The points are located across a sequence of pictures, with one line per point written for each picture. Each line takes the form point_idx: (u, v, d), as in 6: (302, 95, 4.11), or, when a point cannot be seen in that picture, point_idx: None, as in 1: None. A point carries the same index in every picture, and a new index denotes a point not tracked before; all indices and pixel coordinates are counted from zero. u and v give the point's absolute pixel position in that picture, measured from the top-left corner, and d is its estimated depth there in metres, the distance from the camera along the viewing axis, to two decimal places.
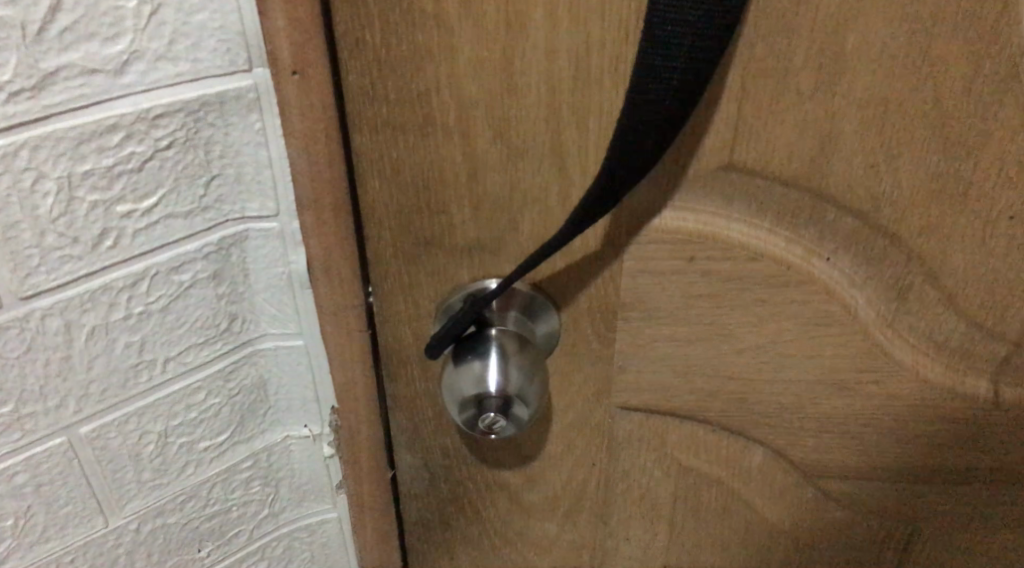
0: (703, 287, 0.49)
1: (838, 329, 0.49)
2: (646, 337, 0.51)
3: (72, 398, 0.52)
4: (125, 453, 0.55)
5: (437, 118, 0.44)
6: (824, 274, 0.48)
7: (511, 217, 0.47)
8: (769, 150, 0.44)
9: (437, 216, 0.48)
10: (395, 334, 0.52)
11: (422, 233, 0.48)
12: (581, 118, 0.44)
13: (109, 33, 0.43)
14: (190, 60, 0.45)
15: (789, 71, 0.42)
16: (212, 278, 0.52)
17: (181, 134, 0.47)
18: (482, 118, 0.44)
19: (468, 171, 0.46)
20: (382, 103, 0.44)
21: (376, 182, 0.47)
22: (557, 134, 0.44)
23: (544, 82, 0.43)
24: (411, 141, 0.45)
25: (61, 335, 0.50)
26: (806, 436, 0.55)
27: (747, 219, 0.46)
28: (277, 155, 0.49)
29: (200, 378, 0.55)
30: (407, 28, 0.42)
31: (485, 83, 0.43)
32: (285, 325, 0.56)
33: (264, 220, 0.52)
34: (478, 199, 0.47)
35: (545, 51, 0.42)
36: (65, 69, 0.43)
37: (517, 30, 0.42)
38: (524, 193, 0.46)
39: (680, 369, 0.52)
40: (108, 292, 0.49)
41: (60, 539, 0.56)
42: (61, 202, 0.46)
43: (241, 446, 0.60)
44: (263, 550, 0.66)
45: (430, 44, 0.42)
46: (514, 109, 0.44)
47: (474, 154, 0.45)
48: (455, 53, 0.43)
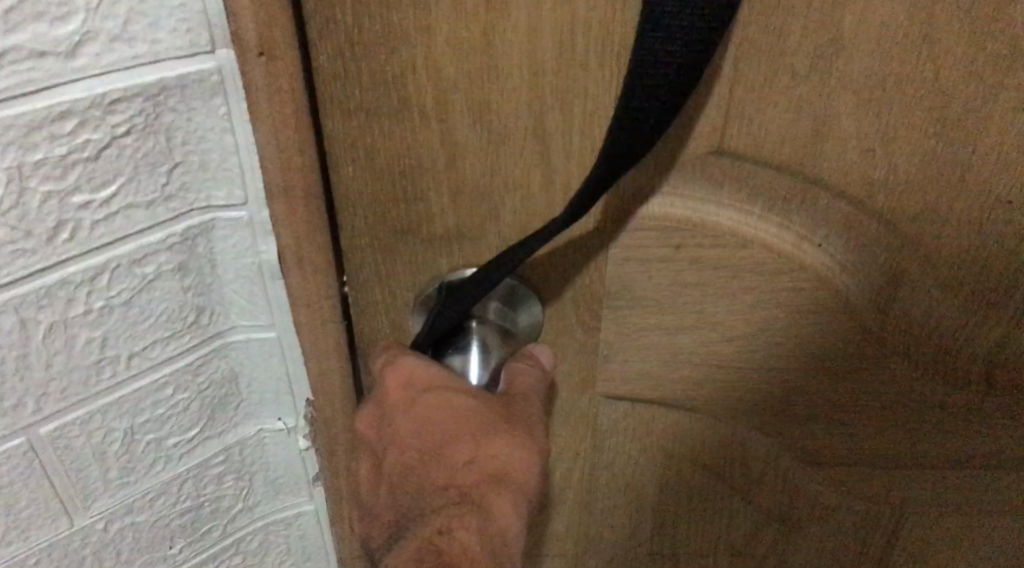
0: (691, 275, 0.47)
1: (828, 315, 0.48)
2: (632, 326, 0.50)
3: (30, 398, 0.50)
4: (89, 452, 0.53)
5: (414, 103, 0.42)
6: (815, 260, 0.46)
7: (491, 204, 0.46)
8: (761, 133, 0.42)
9: (415, 204, 0.46)
10: (372, 325, 0.51)
11: (400, 221, 0.47)
12: (565, 101, 0.42)
13: (58, 13, 0.41)
14: (148, 41, 0.43)
15: (784, 53, 0.40)
16: (177, 270, 0.50)
17: (140, 120, 0.45)
18: (460, 103, 0.42)
19: (447, 157, 0.44)
20: (355, 88, 0.42)
21: (351, 170, 0.45)
22: (540, 118, 0.43)
23: (526, 64, 0.41)
24: (389, 126, 0.43)
25: (17, 333, 0.47)
26: (795, 424, 0.54)
27: (737, 204, 0.45)
28: (244, 141, 0.47)
29: (167, 374, 0.53)
30: (380, 8, 0.40)
31: (463, 65, 0.41)
32: (256, 316, 0.54)
33: (231, 209, 0.50)
34: (458, 187, 0.45)
35: (528, 32, 0.40)
36: (12, 52, 0.40)
37: (498, 9, 0.40)
38: (505, 180, 0.45)
39: (667, 358, 0.51)
40: (66, 287, 0.47)
41: (24, 540, 0.54)
42: (12, 193, 0.44)
43: (213, 441, 0.58)
44: (238, 545, 0.64)
45: (405, 24, 0.40)
46: (494, 92, 0.42)
47: (453, 140, 0.43)
48: (433, 34, 0.41)
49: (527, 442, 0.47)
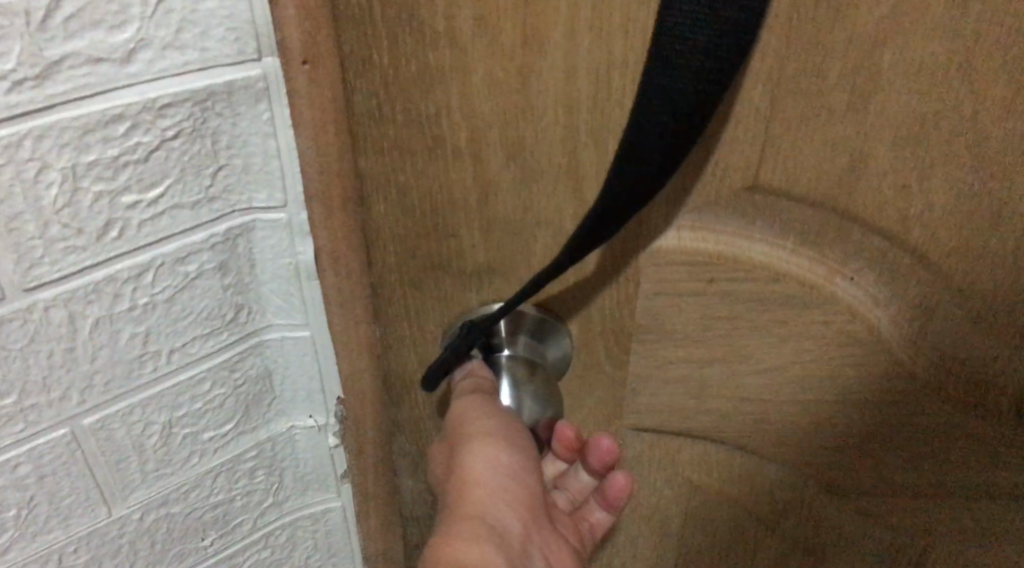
0: (722, 308, 0.48)
1: (861, 349, 0.48)
2: (661, 358, 0.50)
3: (75, 391, 0.52)
4: (129, 444, 0.56)
5: (448, 141, 0.43)
6: (848, 295, 0.46)
7: (522, 238, 0.46)
8: (797, 169, 0.42)
9: (443, 236, 0.47)
10: (400, 354, 0.53)
11: (431, 255, 0.48)
12: (598, 140, 0.42)
13: (114, 21, 0.42)
14: (198, 49, 0.44)
15: (822, 90, 0.40)
16: (218, 269, 0.52)
17: (188, 124, 0.46)
18: (492, 139, 0.43)
19: (479, 194, 0.45)
20: (390, 125, 0.43)
21: (382, 207, 0.46)
22: (570, 156, 0.43)
23: (561, 105, 0.42)
24: (421, 162, 0.44)
25: (65, 327, 0.50)
26: (823, 456, 0.54)
27: (770, 240, 0.45)
28: (286, 147, 0.48)
29: (205, 369, 0.56)
30: (417, 49, 0.41)
31: (498, 103, 0.42)
32: (292, 316, 0.56)
33: (271, 211, 0.51)
34: (489, 223, 0.46)
35: (564, 72, 0.41)
36: (71, 57, 0.42)
37: (534, 51, 0.40)
38: (538, 215, 0.45)
39: (695, 390, 0.52)
40: (113, 283, 0.49)
41: (65, 528, 0.57)
42: (66, 192, 0.46)
43: (246, 436, 0.61)
44: (268, 539, 0.68)
45: (442, 63, 0.41)
46: (528, 131, 0.42)
47: (486, 176, 0.44)
48: (469, 71, 0.41)
49: (467, 457, 0.48)
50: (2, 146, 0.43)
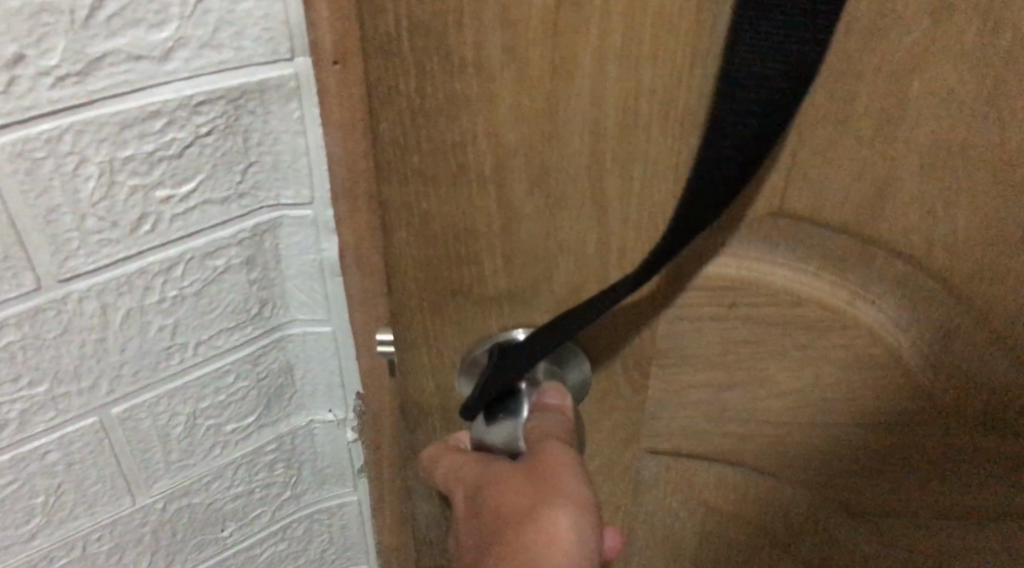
0: (743, 333, 0.47)
1: (880, 372, 0.48)
2: (681, 383, 0.49)
3: (105, 381, 0.55)
4: (155, 434, 0.59)
5: (472, 169, 0.40)
6: (870, 318, 0.46)
7: (545, 268, 0.43)
8: (824, 195, 0.41)
9: (463, 267, 0.43)
10: (417, 382, 0.49)
11: (451, 283, 0.44)
12: (628, 166, 0.39)
13: (155, 20, 0.45)
14: (234, 48, 0.47)
15: (853, 117, 0.39)
16: (245, 263, 0.55)
17: (222, 120, 0.49)
18: (517, 168, 0.39)
19: (502, 223, 0.41)
20: (414, 152, 0.40)
21: (402, 235, 0.43)
22: (601, 188, 0.40)
23: (589, 132, 0.38)
24: (441, 192, 0.41)
25: (97, 318, 0.52)
26: (837, 476, 0.54)
27: (793, 263, 0.45)
28: (314, 143, 0.51)
29: (230, 363, 0.59)
30: (444, 79, 0.38)
31: (525, 131, 0.38)
32: (315, 312, 0.60)
33: (298, 207, 0.54)
34: (511, 251, 0.42)
35: (593, 100, 0.37)
36: (112, 54, 0.45)
37: (563, 78, 0.37)
38: (561, 242, 0.42)
39: (713, 413, 0.51)
40: (145, 276, 0.52)
41: (90, 516, 0.61)
42: (102, 185, 0.48)
43: (266, 429, 0.65)
44: (285, 530, 0.72)
45: (468, 93, 0.38)
46: (554, 159, 0.39)
47: (510, 206, 0.41)
48: (496, 99, 0.38)
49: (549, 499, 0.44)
50: (42, 140, 0.45)
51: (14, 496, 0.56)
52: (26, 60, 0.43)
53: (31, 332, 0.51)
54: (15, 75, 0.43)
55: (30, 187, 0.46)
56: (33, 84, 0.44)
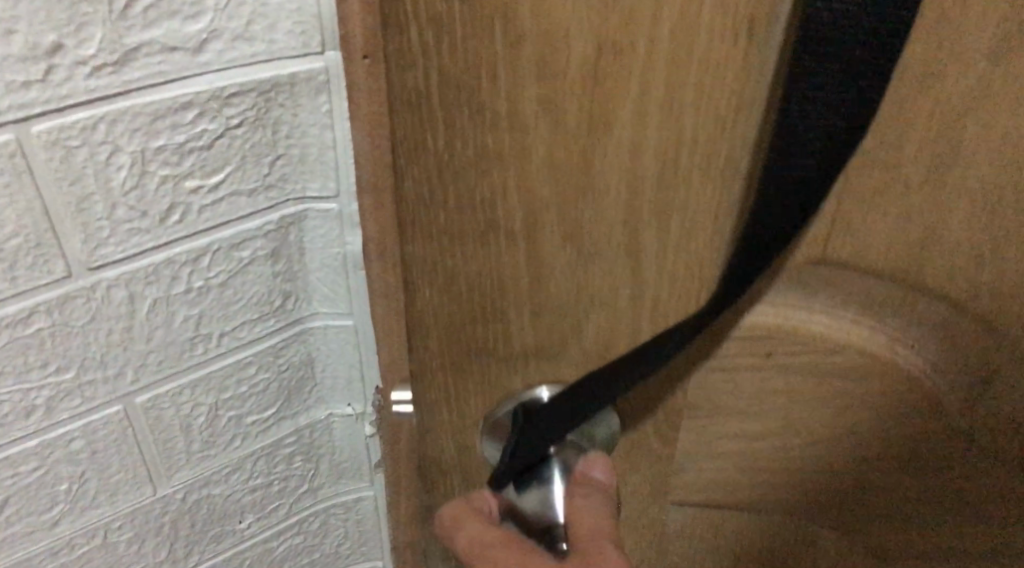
0: (778, 381, 0.44)
1: (926, 423, 0.43)
2: (713, 433, 0.46)
3: (131, 369, 0.58)
4: (177, 424, 0.62)
5: (501, 226, 0.35)
6: (915, 366, 0.42)
7: (573, 324, 0.37)
8: (864, 245, 0.38)
9: (490, 326, 0.38)
10: (437, 443, 0.44)
11: (473, 340, 0.39)
12: (666, 215, 0.34)
13: (191, 11, 0.47)
14: (266, 41, 0.49)
15: (901, 161, 0.35)
16: (270, 256, 0.58)
17: (252, 113, 0.51)
18: (550, 223, 0.34)
19: (532, 280, 0.36)
20: (442, 210, 0.36)
21: (425, 290, 0.38)
22: (655, 245, 0.34)
23: (627, 183, 0.33)
24: (470, 248, 0.36)
25: (125, 306, 0.55)
26: (882, 528, 0.50)
27: (831, 309, 0.41)
28: (341, 137, 0.54)
29: (251, 353, 0.62)
30: (472, 134, 0.33)
31: (556, 183, 0.33)
32: (336, 304, 0.63)
33: (324, 201, 0.57)
34: (539, 308, 0.37)
35: (630, 149, 0.32)
36: (147, 45, 0.47)
37: (600, 129, 0.32)
38: (594, 297, 0.36)
39: (744, 463, 0.48)
40: (172, 266, 0.55)
41: (111, 504, 0.63)
42: (134, 174, 0.51)
43: (286, 422, 0.67)
44: (301, 525, 0.74)
45: (498, 146, 0.33)
46: (588, 211, 0.34)
47: (541, 261, 0.35)
48: (528, 154, 0.33)
49: None
50: (79, 130, 0.48)
51: (38, 484, 0.59)
52: (64, 49, 0.45)
53: (61, 318, 0.54)
54: (54, 64, 0.45)
55: (65, 174, 0.49)
56: (70, 72, 0.46)
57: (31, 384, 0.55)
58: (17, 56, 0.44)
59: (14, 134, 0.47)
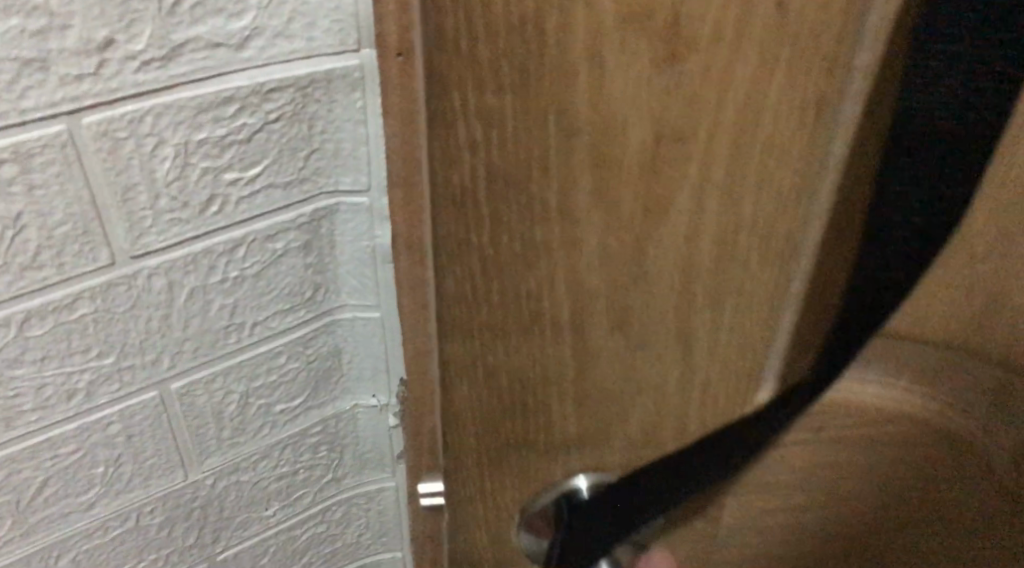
0: (827, 452, 0.41)
1: (986, 502, 0.40)
2: (755, 510, 0.43)
3: (168, 355, 0.59)
4: (209, 411, 0.63)
5: (548, 313, 0.37)
6: (967, 434, 0.39)
7: (622, 405, 0.39)
8: (923, 320, 0.37)
9: (538, 417, 0.41)
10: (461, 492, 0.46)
11: (514, 427, 0.42)
12: (716, 300, 0.35)
13: (234, 9, 0.48)
14: (305, 38, 0.51)
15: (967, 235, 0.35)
16: (302, 247, 0.59)
17: (290, 108, 0.53)
18: (599, 310, 0.36)
19: (576, 366, 0.38)
20: (484, 301, 0.39)
21: (462, 388, 0.42)
22: (716, 365, 0.37)
23: (679, 268, 0.34)
24: (522, 345, 0.39)
25: (164, 293, 0.57)
26: None
27: (884, 384, 0.39)
28: (374, 132, 0.56)
29: (282, 343, 0.63)
30: (524, 223, 0.36)
31: (607, 274, 0.35)
32: (365, 297, 0.64)
33: (355, 195, 0.59)
34: (583, 395, 0.39)
35: (686, 239, 0.34)
36: (193, 41, 0.48)
37: (652, 217, 0.33)
38: (641, 381, 0.38)
39: (791, 541, 0.44)
40: (209, 255, 0.56)
41: (144, 488, 0.63)
42: (177, 166, 0.52)
43: (314, 412, 0.68)
44: (323, 514, 0.74)
45: (551, 242, 0.35)
46: (641, 300, 0.35)
47: (587, 346, 0.37)
48: (580, 246, 0.35)
49: None
50: (127, 122, 0.50)
51: (76, 467, 0.60)
52: (115, 45, 0.47)
53: (104, 305, 0.55)
54: (105, 58, 0.47)
55: (113, 165, 0.51)
56: (120, 67, 0.48)
57: (73, 366, 0.56)
58: (71, 49, 0.46)
59: (66, 126, 0.48)
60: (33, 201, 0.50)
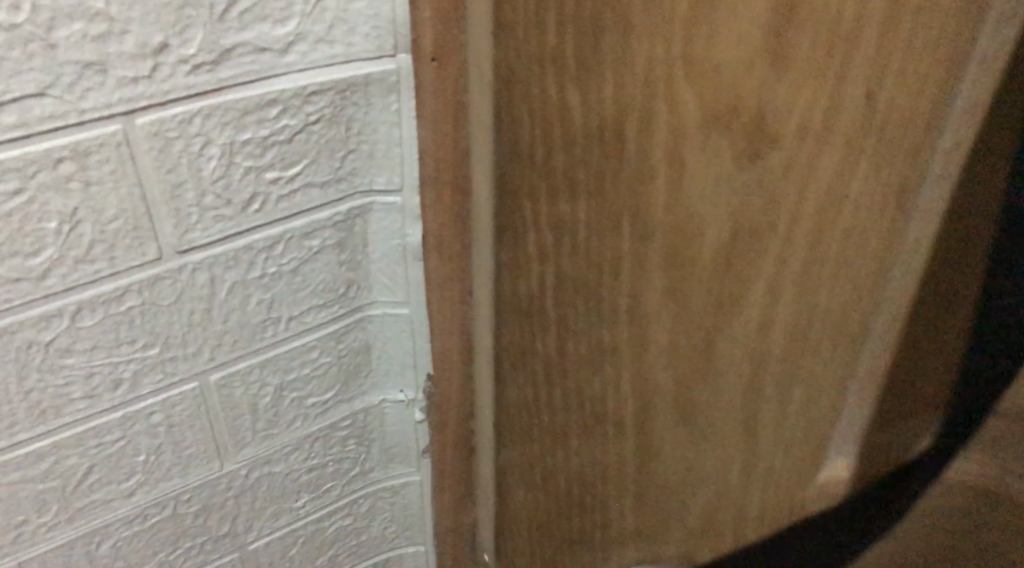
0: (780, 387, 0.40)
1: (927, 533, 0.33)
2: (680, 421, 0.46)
3: (208, 347, 0.57)
4: (245, 403, 0.61)
5: (607, 186, 0.44)
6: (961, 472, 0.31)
7: (659, 295, 0.44)
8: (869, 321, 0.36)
9: (593, 279, 0.47)
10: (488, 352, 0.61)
11: (562, 283, 0.50)
12: (759, 191, 0.37)
13: (280, 16, 0.48)
14: (345, 44, 0.51)
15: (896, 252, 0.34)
16: (337, 245, 0.58)
17: (329, 110, 0.53)
18: (653, 185, 0.41)
19: (626, 235, 0.44)
20: (564, 178, 0.47)
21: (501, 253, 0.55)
22: (770, 448, 0.41)
23: (723, 167, 0.38)
24: (572, 213, 0.47)
25: (207, 287, 0.55)
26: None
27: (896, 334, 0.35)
28: (408, 135, 0.55)
29: (315, 338, 0.62)
30: (606, 103, 0.42)
31: (668, 156, 0.40)
32: (394, 293, 0.63)
33: (388, 194, 0.58)
34: (630, 275, 0.45)
35: (730, 142, 0.37)
36: (241, 47, 0.48)
37: (702, 104, 0.38)
38: (674, 276, 0.42)
39: (691, 473, 0.46)
40: (249, 252, 0.55)
41: (182, 478, 0.61)
42: (222, 165, 0.51)
43: (344, 406, 0.67)
44: (352, 505, 0.73)
45: (619, 121, 0.42)
46: (689, 189, 0.40)
47: (638, 219, 0.43)
48: (653, 127, 0.40)
49: None
50: (175, 125, 0.49)
51: (119, 454, 0.58)
52: (169, 49, 0.46)
53: (151, 297, 0.53)
54: (160, 61, 0.46)
55: (163, 164, 0.49)
56: (173, 70, 0.47)
57: (120, 357, 0.54)
58: (129, 53, 0.46)
59: (121, 126, 0.47)
60: (88, 197, 0.48)
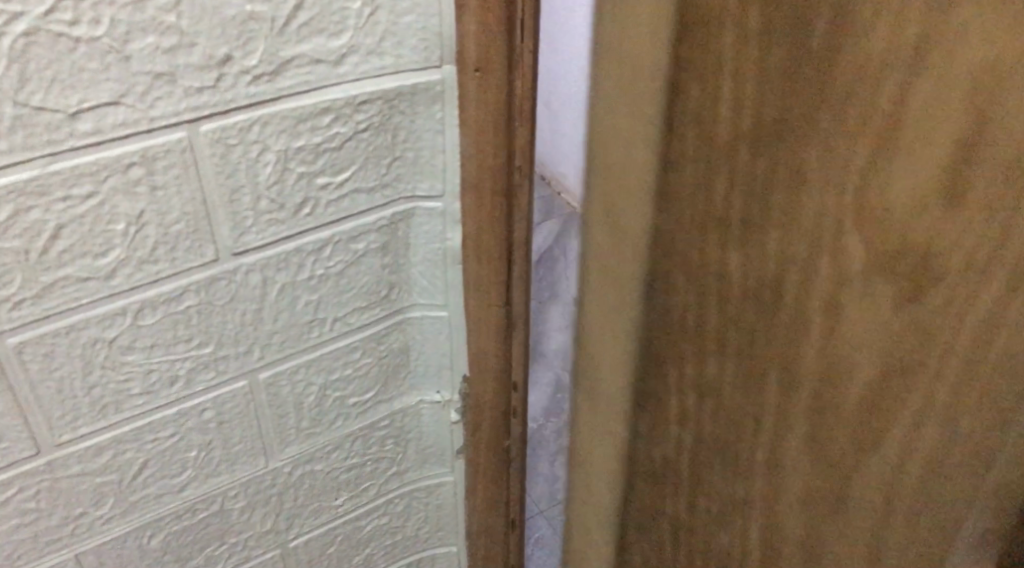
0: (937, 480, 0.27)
1: None
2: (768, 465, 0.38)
3: (257, 346, 0.59)
4: (291, 400, 0.63)
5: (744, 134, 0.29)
6: None
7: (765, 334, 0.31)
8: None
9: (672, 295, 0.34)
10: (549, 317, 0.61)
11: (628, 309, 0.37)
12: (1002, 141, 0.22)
13: (335, 29, 0.51)
14: (394, 56, 0.53)
15: None
16: (380, 248, 0.60)
17: (377, 118, 0.55)
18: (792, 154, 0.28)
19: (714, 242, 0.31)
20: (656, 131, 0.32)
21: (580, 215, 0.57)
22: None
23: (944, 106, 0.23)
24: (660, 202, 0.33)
25: (259, 288, 0.57)
26: None
27: None
28: (451, 143, 0.58)
29: (359, 338, 0.64)
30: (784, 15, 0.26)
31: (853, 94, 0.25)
32: (433, 296, 0.65)
33: (430, 200, 0.60)
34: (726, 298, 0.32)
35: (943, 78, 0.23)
36: (299, 58, 0.50)
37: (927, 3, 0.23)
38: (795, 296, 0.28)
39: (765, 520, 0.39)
40: (299, 254, 0.57)
41: (230, 473, 0.64)
42: (277, 170, 0.53)
43: (383, 405, 0.69)
44: (387, 506, 0.75)
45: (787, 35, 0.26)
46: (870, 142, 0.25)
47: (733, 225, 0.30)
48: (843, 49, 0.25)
49: None
50: (235, 132, 0.51)
51: (171, 450, 0.60)
52: (232, 61, 0.49)
53: (207, 297, 0.55)
54: (224, 72, 0.49)
55: (223, 170, 0.52)
56: (235, 81, 0.49)
57: (177, 354, 0.57)
58: (195, 65, 0.48)
59: (185, 133, 0.50)
60: (153, 201, 0.51)
